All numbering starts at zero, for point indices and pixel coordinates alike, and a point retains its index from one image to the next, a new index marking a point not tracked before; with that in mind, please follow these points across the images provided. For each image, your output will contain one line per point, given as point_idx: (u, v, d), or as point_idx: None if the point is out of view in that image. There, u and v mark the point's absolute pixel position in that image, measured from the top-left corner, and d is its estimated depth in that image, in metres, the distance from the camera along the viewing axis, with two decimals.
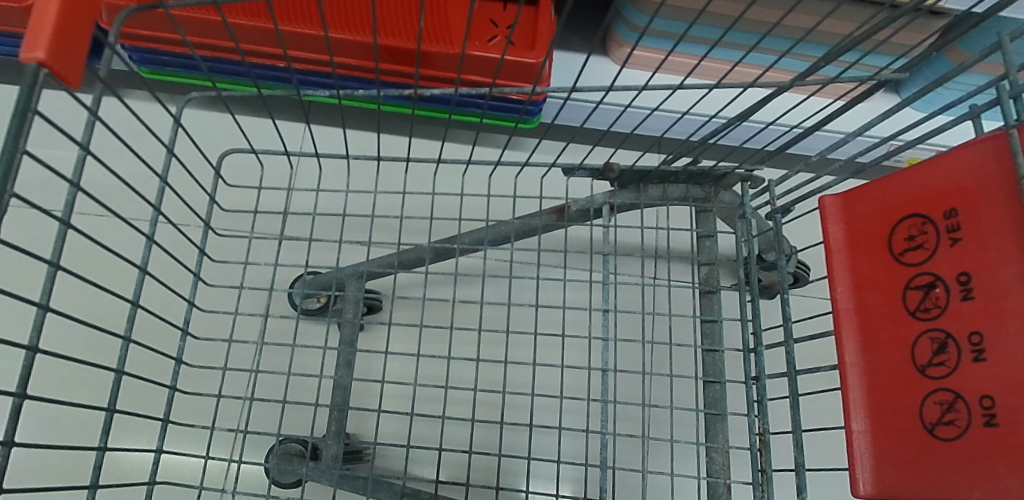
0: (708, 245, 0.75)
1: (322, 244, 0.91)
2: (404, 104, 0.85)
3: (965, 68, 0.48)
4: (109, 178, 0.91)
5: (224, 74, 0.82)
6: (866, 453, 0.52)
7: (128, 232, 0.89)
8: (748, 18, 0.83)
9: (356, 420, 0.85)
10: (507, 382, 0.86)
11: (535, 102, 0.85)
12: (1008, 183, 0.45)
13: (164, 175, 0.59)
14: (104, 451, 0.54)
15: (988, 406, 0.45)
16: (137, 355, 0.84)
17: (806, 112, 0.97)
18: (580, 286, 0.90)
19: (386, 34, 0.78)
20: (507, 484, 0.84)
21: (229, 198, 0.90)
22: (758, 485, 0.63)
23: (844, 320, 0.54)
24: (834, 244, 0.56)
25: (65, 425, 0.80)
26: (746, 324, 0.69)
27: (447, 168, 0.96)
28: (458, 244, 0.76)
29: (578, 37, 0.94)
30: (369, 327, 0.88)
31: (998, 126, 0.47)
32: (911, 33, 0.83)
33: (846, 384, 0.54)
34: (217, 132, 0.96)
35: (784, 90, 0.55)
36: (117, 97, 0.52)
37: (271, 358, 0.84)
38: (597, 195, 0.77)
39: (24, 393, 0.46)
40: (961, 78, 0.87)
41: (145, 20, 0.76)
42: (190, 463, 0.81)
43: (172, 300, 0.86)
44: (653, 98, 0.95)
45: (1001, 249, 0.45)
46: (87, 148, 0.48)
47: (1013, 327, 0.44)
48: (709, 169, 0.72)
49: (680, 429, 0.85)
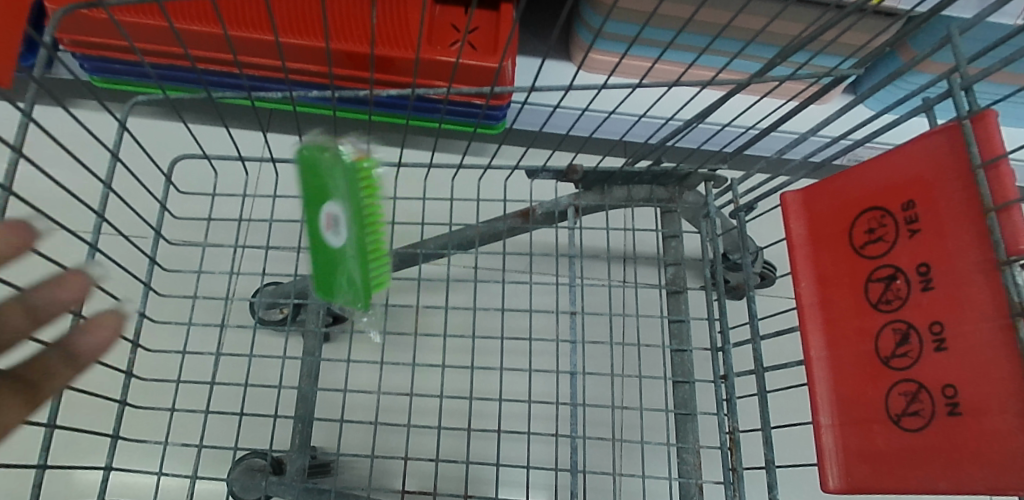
0: (674, 246, 0.75)
1: (279, 253, 0.88)
2: (361, 109, 0.84)
3: (914, 65, 0.49)
4: (54, 189, 0.88)
5: (174, 81, 0.79)
6: (834, 448, 0.51)
7: (75, 243, 0.86)
8: (699, 20, 0.84)
9: (320, 433, 0.82)
10: (474, 388, 0.84)
11: (495, 107, 0.84)
12: (963, 174, 0.45)
13: (107, 181, 0.57)
14: (44, 468, 0.52)
15: (950, 396, 0.45)
16: (84, 371, 0.80)
17: (762, 113, 0.98)
18: (547, 290, 0.90)
19: (341, 38, 0.76)
20: (477, 493, 0.82)
21: (182, 207, 0.87)
22: (730, 484, 0.63)
23: (808, 314, 0.55)
24: (797, 240, 0.56)
25: (10, 444, 0.77)
26: (714, 324, 0.69)
27: (410, 174, 0.94)
28: (420, 248, 0.74)
29: (534, 40, 0.94)
30: (332, 338, 0.85)
31: (952, 118, 0.47)
32: (859, 33, 0.84)
33: (812, 379, 0.54)
34: (169, 140, 0.93)
35: (741, 88, 0.55)
36: (52, 100, 0.50)
37: (228, 371, 0.81)
38: (561, 197, 0.76)
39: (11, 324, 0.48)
40: (909, 76, 0.88)
41: (85, 26, 0.73)
42: (146, 482, 0.78)
43: (123, 313, 0.83)
44: (611, 100, 0.96)
45: (958, 239, 0.45)
46: (20, 151, 0.47)
47: (972, 316, 0.44)
48: (672, 170, 0.72)
49: (650, 431, 0.84)
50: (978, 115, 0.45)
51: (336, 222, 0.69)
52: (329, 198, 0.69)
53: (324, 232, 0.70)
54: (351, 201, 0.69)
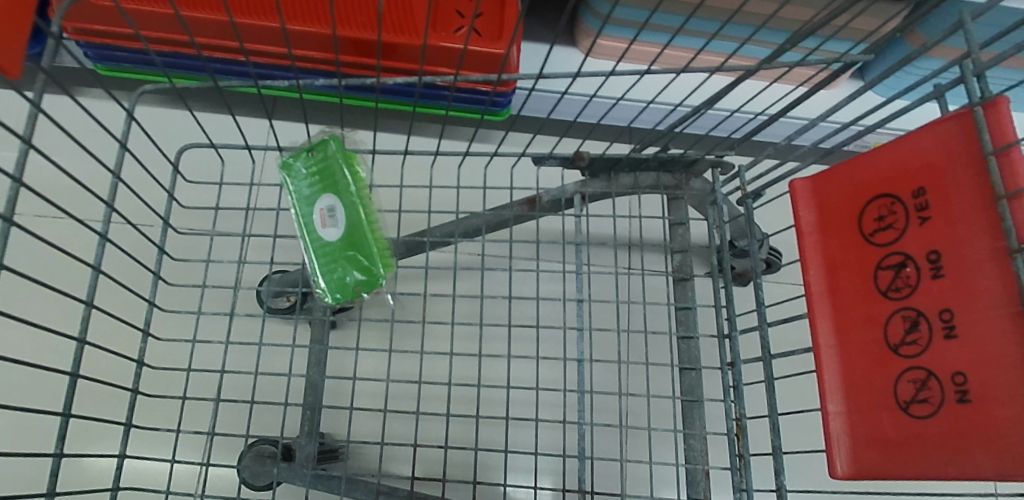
0: (681, 233, 0.75)
1: (286, 241, 0.88)
2: (368, 97, 0.83)
3: (925, 50, 0.48)
4: (61, 179, 0.88)
5: (180, 69, 0.79)
6: (842, 435, 0.52)
7: (83, 233, 0.86)
8: (709, 6, 0.83)
9: (329, 419, 0.83)
10: (482, 376, 0.84)
11: (501, 93, 0.83)
12: (976, 160, 0.45)
13: (116, 171, 0.57)
14: (60, 456, 0.53)
15: (960, 383, 0.45)
16: (95, 360, 0.81)
17: (770, 99, 0.97)
18: (553, 278, 0.90)
19: (347, 24, 0.76)
20: (485, 479, 0.82)
21: (190, 195, 0.88)
22: (737, 470, 0.63)
23: (817, 302, 0.55)
24: (805, 228, 0.56)
25: (23, 431, 0.78)
26: (720, 311, 0.69)
27: (416, 161, 0.94)
28: (427, 237, 0.74)
29: (541, 26, 0.93)
30: (340, 325, 0.86)
31: (964, 104, 0.47)
32: (870, 18, 0.83)
33: (820, 366, 0.54)
34: (175, 129, 0.93)
35: (750, 75, 0.55)
36: (61, 90, 0.50)
37: (238, 359, 0.82)
38: (568, 184, 0.75)
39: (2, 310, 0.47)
40: (919, 62, 0.87)
41: (90, 14, 0.72)
42: (157, 469, 0.79)
43: (132, 301, 0.84)
44: (619, 86, 0.95)
45: (969, 227, 0.45)
46: (30, 141, 0.48)
47: (983, 303, 0.44)
48: (679, 156, 0.72)
49: (657, 418, 0.85)
50: (991, 101, 0.44)
51: (329, 216, 0.70)
52: (319, 199, 0.70)
53: (321, 229, 0.70)
54: (337, 188, 0.69)
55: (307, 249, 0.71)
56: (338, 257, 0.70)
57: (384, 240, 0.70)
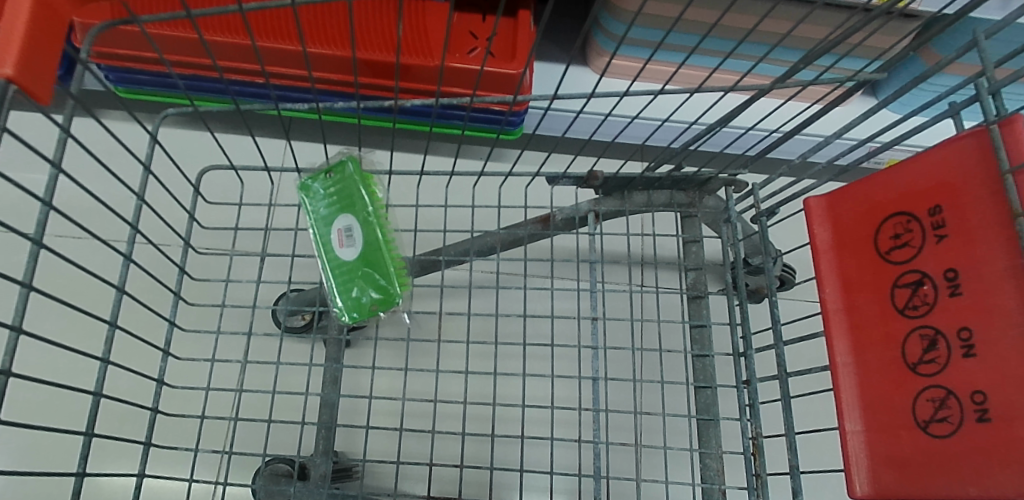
0: (695, 251, 0.75)
1: (303, 261, 0.90)
2: (385, 117, 0.85)
3: (941, 68, 0.48)
4: (85, 200, 0.90)
5: (202, 92, 0.81)
6: (862, 455, 0.51)
7: (106, 253, 0.88)
8: (724, 25, 0.84)
9: (344, 438, 0.84)
10: (498, 395, 0.85)
11: (516, 112, 0.84)
12: (993, 179, 0.45)
13: (141, 192, 0.58)
14: (82, 476, 0.53)
15: (980, 402, 0.45)
16: (116, 378, 0.82)
17: (784, 117, 0.98)
18: (568, 296, 0.91)
19: (364, 47, 0.77)
20: (500, 498, 0.83)
21: (210, 216, 0.90)
22: (754, 490, 0.62)
23: (834, 319, 0.54)
24: (820, 245, 0.56)
25: (42, 449, 0.79)
26: (736, 329, 0.68)
27: (430, 181, 0.96)
28: (443, 256, 0.75)
29: (556, 47, 0.94)
30: (356, 343, 0.87)
31: (980, 122, 0.47)
32: (885, 36, 0.84)
33: (838, 385, 0.53)
34: (196, 151, 0.96)
35: (764, 93, 0.55)
36: (90, 115, 0.51)
37: (256, 377, 0.83)
38: (581, 203, 0.76)
39: (21, 328, 0.47)
40: (935, 79, 0.88)
41: (115, 38, 0.74)
42: (174, 486, 0.80)
43: (153, 320, 0.85)
44: (633, 106, 0.95)
45: (987, 246, 0.45)
46: (59, 165, 0.49)
47: (1003, 322, 0.44)
48: (692, 175, 0.72)
49: (673, 437, 0.85)
50: (1006, 119, 0.44)
51: (343, 234, 0.71)
52: (336, 219, 0.71)
53: (336, 248, 0.71)
54: (353, 204, 0.70)
55: (324, 268, 0.71)
56: (354, 274, 0.70)
57: (400, 257, 0.71)
